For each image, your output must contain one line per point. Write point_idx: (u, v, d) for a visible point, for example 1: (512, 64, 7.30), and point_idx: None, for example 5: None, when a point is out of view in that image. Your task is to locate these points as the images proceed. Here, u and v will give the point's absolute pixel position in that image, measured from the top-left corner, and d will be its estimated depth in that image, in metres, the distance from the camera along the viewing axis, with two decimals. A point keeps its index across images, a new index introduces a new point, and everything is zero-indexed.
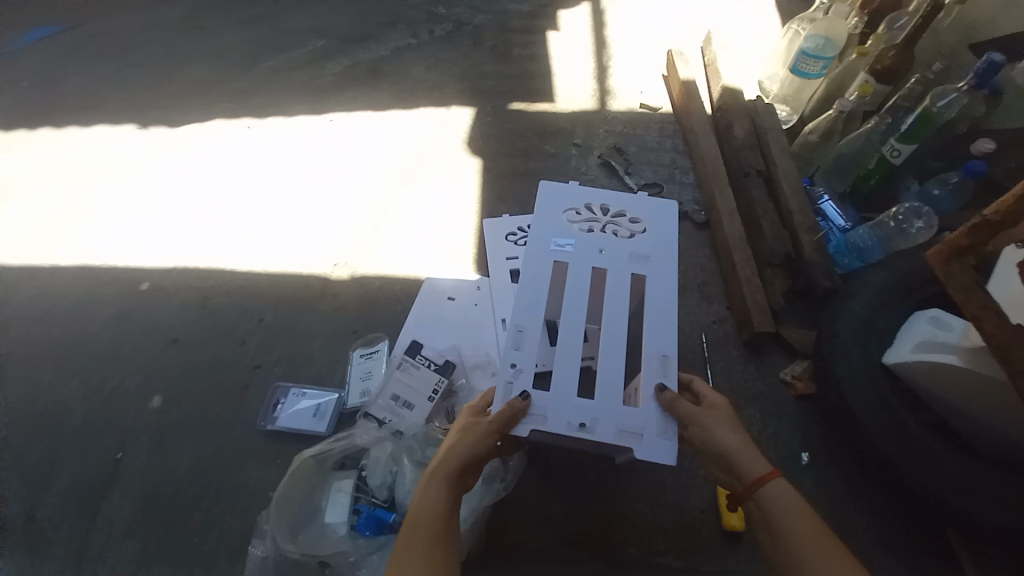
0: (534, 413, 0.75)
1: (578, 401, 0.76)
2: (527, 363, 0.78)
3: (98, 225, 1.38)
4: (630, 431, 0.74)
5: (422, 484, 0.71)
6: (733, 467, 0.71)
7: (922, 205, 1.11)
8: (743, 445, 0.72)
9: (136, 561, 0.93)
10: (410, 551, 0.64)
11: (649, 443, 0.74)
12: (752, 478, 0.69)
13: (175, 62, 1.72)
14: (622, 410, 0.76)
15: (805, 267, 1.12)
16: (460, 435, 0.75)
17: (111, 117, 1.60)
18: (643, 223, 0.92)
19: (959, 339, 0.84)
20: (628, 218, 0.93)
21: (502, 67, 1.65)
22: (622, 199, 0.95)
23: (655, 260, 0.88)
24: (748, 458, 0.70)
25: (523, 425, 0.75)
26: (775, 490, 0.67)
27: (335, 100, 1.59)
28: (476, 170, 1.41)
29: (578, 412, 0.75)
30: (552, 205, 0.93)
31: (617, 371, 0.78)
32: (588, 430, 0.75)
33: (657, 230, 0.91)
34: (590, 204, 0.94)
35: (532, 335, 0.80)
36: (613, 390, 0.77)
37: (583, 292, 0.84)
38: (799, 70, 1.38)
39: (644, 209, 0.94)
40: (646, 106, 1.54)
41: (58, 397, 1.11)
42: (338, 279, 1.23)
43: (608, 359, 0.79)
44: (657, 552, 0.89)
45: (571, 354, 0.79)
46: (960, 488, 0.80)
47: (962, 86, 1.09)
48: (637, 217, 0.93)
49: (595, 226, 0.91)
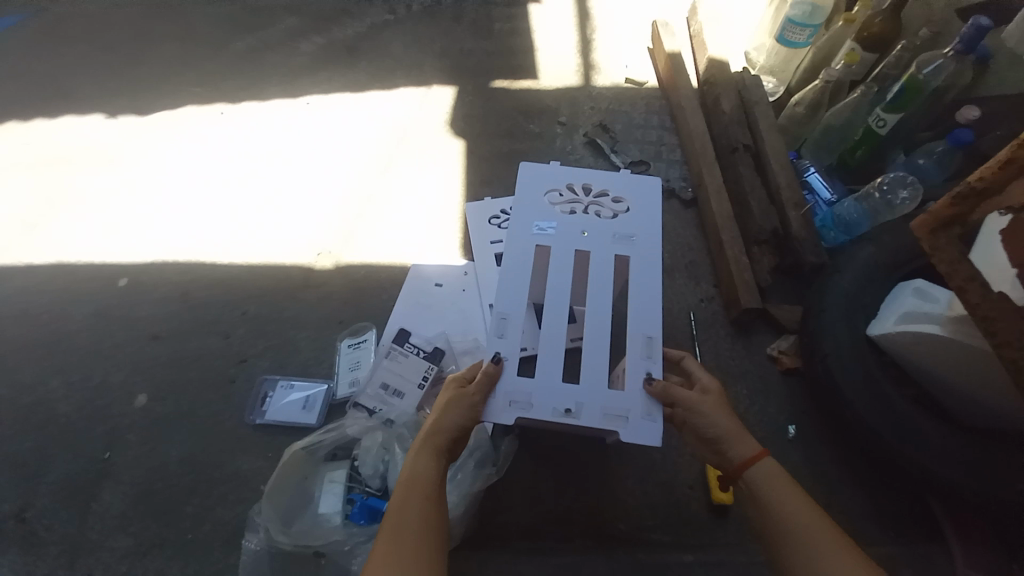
0: (518, 400, 0.75)
1: (562, 387, 0.76)
2: (511, 350, 0.78)
3: (71, 220, 1.33)
4: (615, 414, 0.75)
5: (412, 456, 0.72)
6: (723, 449, 0.71)
7: (907, 175, 1.11)
8: (736, 427, 0.72)
9: (129, 557, 0.93)
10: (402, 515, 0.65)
11: (635, 424, 0.75)
12: (741, 460, 0.69)
13: (142, 46, 1.64)
14: (608, 393, 0.76)
15: (792, 243, 1.12)
16: (443, 408, 0.75)
17: (79, 107, 1.53)
18: (626, 202, 0.91)
19: (943, 310, 0.84)
20: (611, 197, 0.92)
21: (483, 42, 1.60)
22: (605, 178, 0.94)
23: (638, 240, 0.88)
24: (737, 440, 0.71)
25: (508, 413, 0.75)
26: (763, 470, 0.68)
27: (311, 81, 1.54)
28: (459, 153, 1.38)
29: (563, 398, 0.75)
30: (533, 187, 0.92)
31: (602, 355, 0.79)
32: (574, 415, 0.75)
33: (639, 209, 0.90)
34: (572, 185, 0.93)
35: (515, 323, 0.80)
36: (598, 373, 0.77)
37: (567, 274, 0.84)
38: (786, 39, 1.36)
39: (626, 188, 0.92)
40: (632, 80, 1.50)
41: (40, 397, 1.09)
42: (322, 268, 1.20)
43: (594, 344, 0.79)
44: (647, 528, 0.91)
45: (556, 340, 0.79)
46: (938, 456, 0.82)
47: (949, 52, 1.07)
48: (619, 196, 0.92)
49: (577, 207, 0.90)
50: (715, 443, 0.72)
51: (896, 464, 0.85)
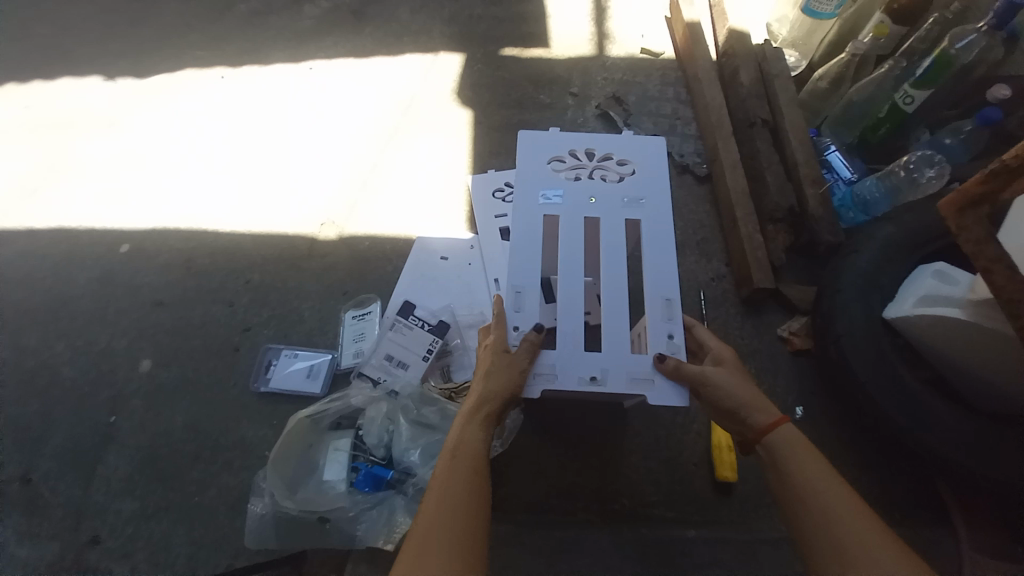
0: (544, 372, 0.74)
1: (586, 355, 0.75)
2: (529, 323, 0.77)
3: (71, 184, 1.31)
4: (641, 377, 0.74)
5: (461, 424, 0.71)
6: (743, 418, 0.70)
7: (934, 153, 1.07)
8: (748, 395, 0.70)
9: (135, 519, 0.94)
10: (445, 484, 0.63)
11: (661, 387, 0.74)
12: (760, 426, 0.68)
13: (143, 6, 1.59)
14: (631, 357, 0.75)
15: (809, 223, 1.09)
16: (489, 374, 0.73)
17: (78, 68, 1.49)
18: (632, 165, 0.88)
19: (963, 293, 0.82)
20: (616, 160, 0.89)
21: (494, 8, 1.53)
22: (610, 141, 0.91)
23: (647, 201, 0.85)
24: (753, 408, 0.69)
25: (534, 386, 0.74)
26: (781, 437, 0.67)
27: (314, 45, 1.48)
28: (466, 123, 1.34)
29: (588, 365, 0.74)
30: (534, 156, 0.89)
31: (622, 320, 0.77)
32: (599, 382, 0.74)
33: (646, 170, 0.88)
34: (576, 150, 0.89)
35: (532, 295, 0.78)
36: (620, 340, 0.76)
37: (578, 243, 0.81)
38: (810, 9, 1.31)
39: (631, 150, 0.90)
40: (648, 51, 1.44)
41: (45, 360, 1.09)
42: (326, 239, 1.18)
43: (611, 311, 0.78)
44: (649, 504, 0.91)
45: (574, 308, 0.78)
46: (953, 441, 0.81)
47: (981, 27, 1.02)
48: (625, 159, 0.89)
49: (586, 170, 0.87)
50: (734, 413, 0.71)
51: (906, 446, 0.85)
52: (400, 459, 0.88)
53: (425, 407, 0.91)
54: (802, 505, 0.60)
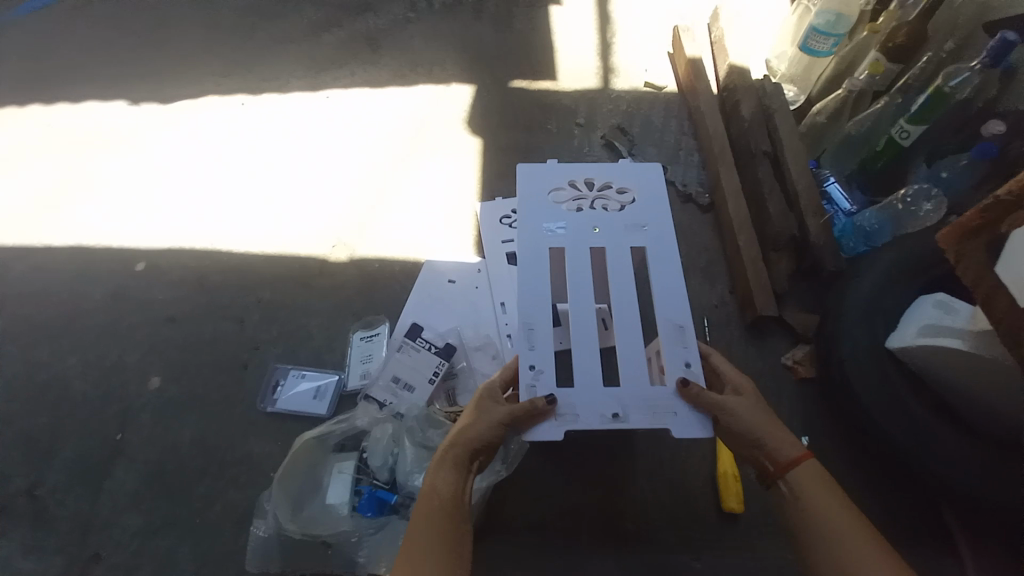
0: (562, 414, 0.74)
1: (605, 392, 0.75)
2: (545, 361, 0.77)
3: (93, 202, 1.35)
4: (662, 410, 0.75)
5: (437, 464, 0.71)
6: (767, 449, 0.70)
7: (931, 188, 1.11)
8: (770, 426, 0.71)
9: (137, 537, 0.93)
10: (421, 528, 0.65)
11: (682, 419, 0.74)
12: (785, 459, 0.69)
13: (169, 35, 1.67)
14: (649, 390, 0.76)
15: (812, 250, 1.11)
16: (474, 416, 0.75)
17: (105, 92, 1.56)
18: (631, 193, 0.91)
19: (964, 324, 0.83)
20: (615, 188, 0.91)
21: (505, 42, 1.60)
22: (608, 170, 0.94)
23: (650, 227, 0.88)
24: (778, 441, 0.70)
25: (556, 427, 0.73)
26: (803, 473, 0.68)
27: (332, 74, 1.55)
28: (476, 150, 1.38)
29: (608, 403, 0.75)
30: (535, 189, 0.91)
31: (637, 353, 0.78)
32: (622, 419, 0.74)
33: (646, 197, 0.90)
34: (574, 181, 0.92)
35: (544, 330, 0.79)
36: (638, 373, 0.77)
37: (586, 274, 0.83)
38: (809, 47, 1.36)
39: (630, 178, 0.93)
40: (651, 84, 1.50)
41: (56, 375, 1.10)
42: (337, 260, 1.21)
43: (627, 343, 0.79)
44: (653, 525, 0.90)
45: (588, 342, 0.78)
46: (960, 467, 0.81)
47: (976, 65, 1.05)
48: (624, 187, 0.92)
49: (586, 200, 0.90)
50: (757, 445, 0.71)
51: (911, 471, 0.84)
52: (404, 483, 0.87)
53: (430, 430, 0.90)
54: (825, 545, 0.63)
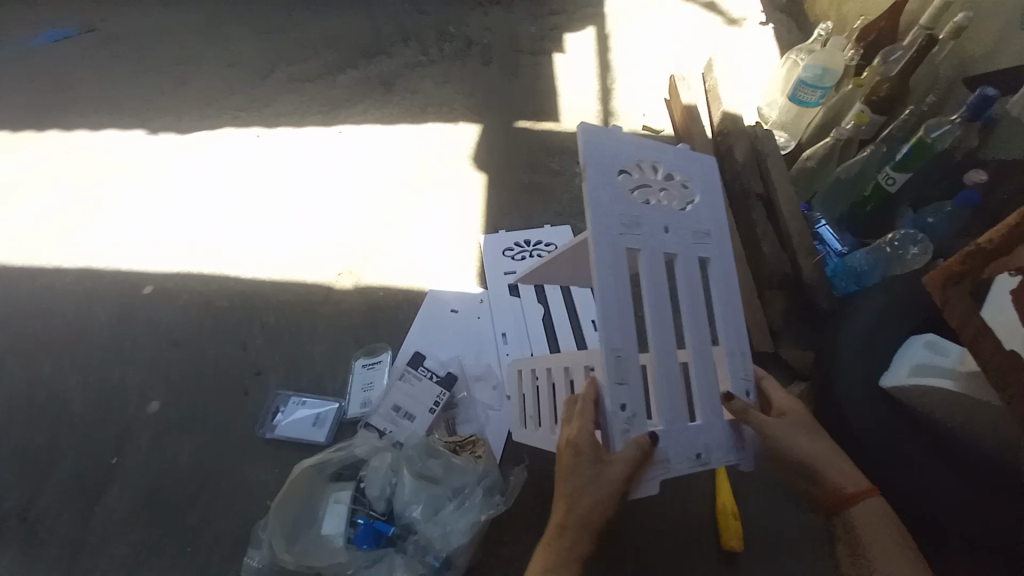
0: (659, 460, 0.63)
1: (691, 431, 0.65)
2: (634, 400, 0.64)
3: (107, 226, 1.39)
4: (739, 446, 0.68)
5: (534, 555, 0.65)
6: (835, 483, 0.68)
7: (918, 233, 1.14)
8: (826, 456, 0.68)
9: (124, 567, 0.91)
10: None
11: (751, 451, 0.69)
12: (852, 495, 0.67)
13: (192, 71, 1.76)
14: (727, 427, 0.67)
15: (806, 289, 1.14)
16: (569, 490, 0.64)
17: (127, 122, 1.63)
18: (698, 185, 0.75)
19: (954, 364, 0.86)
20: (682, 178, 0.74)
21: (511, 86, 1.69)
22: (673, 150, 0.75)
23: (717, 234, 0.74)
24: (847, 477, 0.68)
25: (654, 481, 0.63)
26: (864, 510, 0.68)
27: (345, 111, 1.63)
28: (481, 185, 1.44)
29: (694, 444, 0.65)
30: (602, 166, 0.68)
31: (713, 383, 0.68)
32: (704, 461, 0.66)
33: (714, 193, 0.75)
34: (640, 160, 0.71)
35: (632, 362, 0.63)
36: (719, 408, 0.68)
37: (663, 290, 0.67)
38: (798, 98, 1.43)
39: (695, 165, 0.75)
40: (649, 128, 1.58)
41: (55, 396, 1.10)
42: (343, 288, 1.23)
43: (703, 373, 0.67)
44: (653, 553, 0.93)
45: (669, 371, 0.66)
46: (948, 502, 0.83)
47: (958, 118, 1.11)
48: (691, 177, 0.75)
49: (655, 187, 0.72)
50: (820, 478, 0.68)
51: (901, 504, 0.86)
52: (402, 513, 0.86)
53: (429, 460, 0.89)
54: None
